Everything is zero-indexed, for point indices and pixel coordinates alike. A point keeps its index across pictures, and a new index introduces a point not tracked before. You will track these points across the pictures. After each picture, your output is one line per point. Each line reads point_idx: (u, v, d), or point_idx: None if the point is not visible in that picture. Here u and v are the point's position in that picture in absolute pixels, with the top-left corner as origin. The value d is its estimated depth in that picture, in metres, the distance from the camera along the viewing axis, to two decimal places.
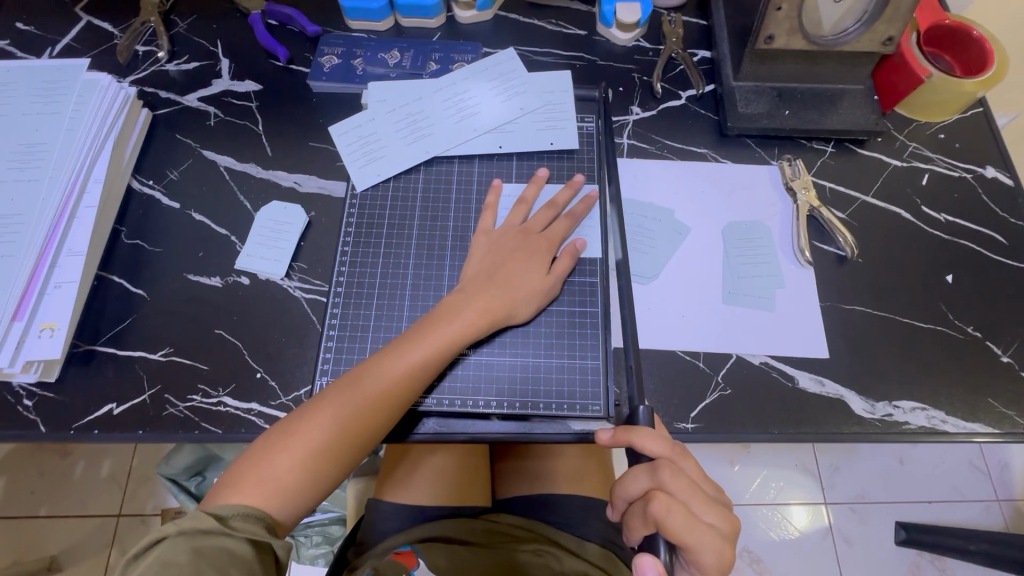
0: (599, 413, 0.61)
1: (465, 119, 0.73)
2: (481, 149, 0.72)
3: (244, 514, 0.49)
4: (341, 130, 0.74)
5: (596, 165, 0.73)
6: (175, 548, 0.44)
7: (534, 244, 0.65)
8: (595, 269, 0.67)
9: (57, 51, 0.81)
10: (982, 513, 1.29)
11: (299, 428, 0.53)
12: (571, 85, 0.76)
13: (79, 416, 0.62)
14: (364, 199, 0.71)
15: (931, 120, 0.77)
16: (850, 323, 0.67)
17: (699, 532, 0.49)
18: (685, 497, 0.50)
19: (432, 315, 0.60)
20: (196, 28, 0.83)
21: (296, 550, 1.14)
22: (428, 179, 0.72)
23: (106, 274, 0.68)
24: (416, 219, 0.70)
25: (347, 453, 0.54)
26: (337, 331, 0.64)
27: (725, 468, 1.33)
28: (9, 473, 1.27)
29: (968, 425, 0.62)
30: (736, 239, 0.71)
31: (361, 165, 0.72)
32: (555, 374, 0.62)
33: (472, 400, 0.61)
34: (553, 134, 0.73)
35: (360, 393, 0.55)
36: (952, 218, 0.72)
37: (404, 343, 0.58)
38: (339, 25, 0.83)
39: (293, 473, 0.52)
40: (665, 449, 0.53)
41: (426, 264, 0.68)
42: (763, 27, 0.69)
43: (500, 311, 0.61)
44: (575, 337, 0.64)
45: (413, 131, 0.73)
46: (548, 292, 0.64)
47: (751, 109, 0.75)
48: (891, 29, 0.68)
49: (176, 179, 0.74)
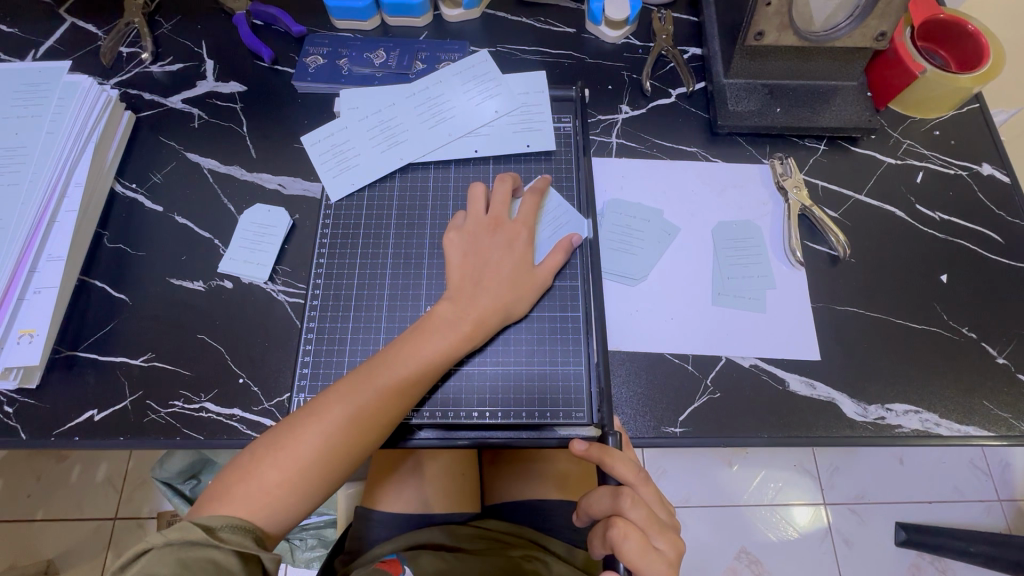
0: (583, 420, 0.59)
1: (440, 123, 0.72)
2: (457, 153, 0.71)
3: (233, 526, 0.48)
4: (312, 140, 0.72)
5: (573, 165, 0.71)
6: (160, 560, 0.43)
7: (510, 232, 0.64)
8: (575, 274, 0.66)
9: (40, 53, 0.81)
10: (983, 514, 1.28)
11: (290, 439, 0.52)
12: (546, 86, 0.75)
13: (60, 422, 0.61)
14: (339, 209, 0.69)
15: (927, 117, 0.76)
16: (843, 324, 0.65)
17: (650, 560, 0.50)
18: (643, 525, 0.52)
19: (426, 323, 0.58)
20: (180, 29, 0.82)
21: (290, 553, 1.14)
22: (404, 186, 0.71)
23: (88, 279, 0.68)
24: (393, 225, 0.69)
25: (339, 466, 0.53)
26: (314, 342, 0.63)
27: (723, 469, 1.32)
28: (4, 477, 1.27)
29: (963, 429, 0.61)
30: (725, 240, 0.70)
31: (334, 174, 0.71)
32: (539, 381, 0.61)
33: (458, 412, 0.60)
34: (529, 136, 0.72)
35: (354, 405, 0.53)
36: (947, 217, 0.71)
37: (397, 352, 0.57)
38: (325, 25, 0.82)
39: (283, 486, 0.51)
40: (630, 475, 0.55)
41: (404, 273, 0.66)
42: (753, 24, 0.68)
43: (491, 318, 0.59)
44: (556, 344, 0.63)
45: (387, 137, 0.72)
46: (534, 295, 0.62)
47: (742, 107, 0.74)
48: (884, 24, 0.66)
49: (159, 182, 0.73)
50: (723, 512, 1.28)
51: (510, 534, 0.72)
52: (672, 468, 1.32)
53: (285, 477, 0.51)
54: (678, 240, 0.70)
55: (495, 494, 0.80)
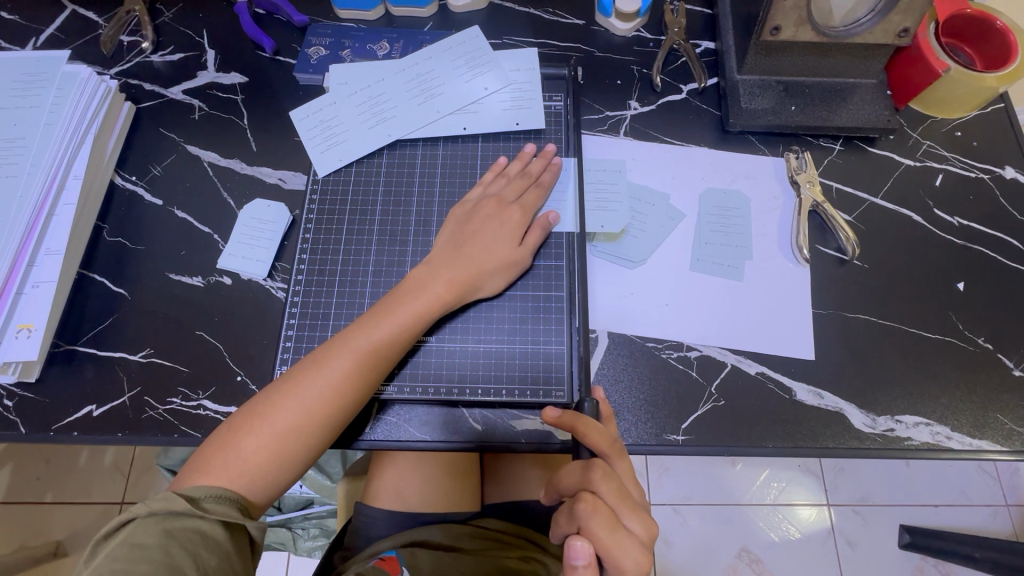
0: (563, 398, 0.59)
1: (430, 100, 0.71)
2: (446, 131, 0.70)
3: (217, 497, 0.48)
4: (302, 114, 0.72)
5: (564, 143, 0.71)
6: (145, 530, 0.44)
7: (507, 213, 0.63)
8: (561, 251, 0.65)
9: (41, 41, 0.79)
10: (989, 518, 1.26)
11: (267, 409, 0.52)
12: (538, 63, 0.73)
13: (60, 417, 0.61)
14: (326, 184, 0.69)
15: (948, 117, 0.73)
16: (853, 332, 0.64)
17: (619, 537, 0.47)
18: (613, 503, 0.49)
19: (399, 289, 0.58)
20: (182, 18, 0.81)
21: (293, 541, 1.14)
22: (392, 164, 0.70)
23: (88, 273, 0.67)
24: (379, 204, 0.68)
25: (317, 435, 0.53)
26: (298, 319, 0.63)
27: (725, 468, 1.31)
28: (14, 461, 1.28)
29: (975, 443, 0.60)
30: (711, 207, 0.69)
31: (323, 149, 0.70)
32: (518, 360, 0.61)
33: (435, 386, 0.60)
34: (519, 114, 0.71)
35: (329, 371, 0.53)
36: (966, 222, 0.69)
37: (370, 320, 0.56)
38: (328, 15, 0.80)
39: (260, 455, 0.51)
40: (604, 446, 0.52)
41: (389, 249, 0.66)
42: (769, 18, 0.65)
43: (470, 283, 0.59)
44: (538, 322, 0.62)
45: (376, 114, 0.71)
46: (519, 264, 0.62)
47: (755, 105, 0.72)
48: (907, 19, 0.63)
49: (159, 174, 0.72)
50: (724, 510, 1.27)
51: (509, 535, 0.72)
52: (673, 467, 1.31)
53: (264, 446, 0.51)
54: (689, 241, 0.67)
55: (493, 492, 0.78)
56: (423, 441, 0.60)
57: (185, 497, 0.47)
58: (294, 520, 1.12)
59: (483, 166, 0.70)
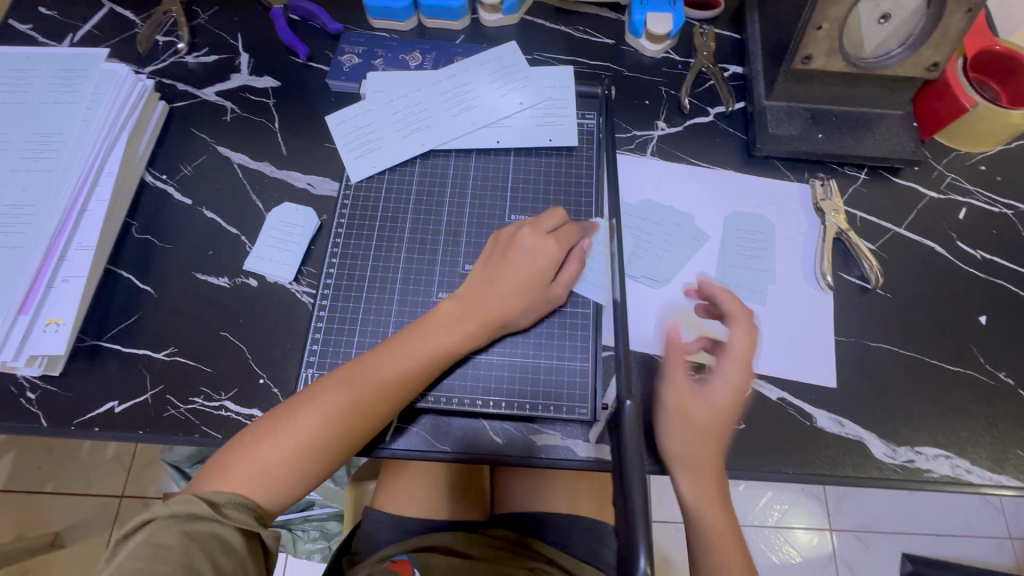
0: (585, 415, 0.60)
1: (464, 113, 0.72)
2: (478, 143, 0.71)
3: (236, 503, 0.48)
4: (338, 120, 0.73)
5: (594, 162, 0.71)
6: (165, 531, 0.45)
7: (539, 243, 0.61)
8: (589, 269, 0.66)
9: (77, 37, 0.80)
10: (993, 550, 1.26)
11: (291, 421, 0.52)
12: (572, 81, 0.74)
13: (81, 412, 0.61)
14: (359, 190, 0.70)
15: (972, 151, 0.74)
16: (874, 361, 0.64)
17: (707, 393, 0.56)
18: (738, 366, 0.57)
19: (432, 314, 0.59)
20: (217, 20, 0.82)
21: (293, 543, 1.13)
22: (424, 173, 0.71)
23: (114, 269, 0.68)
24: (410, 211, 0.69)
25: (338, 452, 0.53)
26: (325, 324, 0.63)
27: (729, 488, 1.30)
28: (16, 449, 1.28)
29: (994, 478, 0.60)
30: (736, 230, 0.70)
31: (356, 155, 0.71)
32: (543, 374, 0.61)
33: (459, 398, 0.60)
34: (551, 130, 0.72)
35: (356, 391, 0.53)
36: (989, 256, 0.69)
37: (402, 343, 0.57)
38: (362, 24, 0.82)
39: (281, 467, 0.51)
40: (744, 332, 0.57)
41: (418, 258, 0.67)
42: (800, 47, 0.66)
43: (501, 314, 0.59)
44: (564, 337, 0.63)
45: (410, 123, 0.72)
46: (549, 301, 0.61)
47: (782, 131, 0.72)
48: (938, 54, 0.65)
49: (189, 174, 0.73)
50: None
51: (517, 543, 0.71)
52: None
53: (286, 457, 0.51)
54: (713, 263, 0.68)
55: (505, 503, 0.78)
56: (442, 454, 0.60)
57: (206, 500, 0.47)
58: (295, 521, 1.12)
59: (514, 181, 0.70)
